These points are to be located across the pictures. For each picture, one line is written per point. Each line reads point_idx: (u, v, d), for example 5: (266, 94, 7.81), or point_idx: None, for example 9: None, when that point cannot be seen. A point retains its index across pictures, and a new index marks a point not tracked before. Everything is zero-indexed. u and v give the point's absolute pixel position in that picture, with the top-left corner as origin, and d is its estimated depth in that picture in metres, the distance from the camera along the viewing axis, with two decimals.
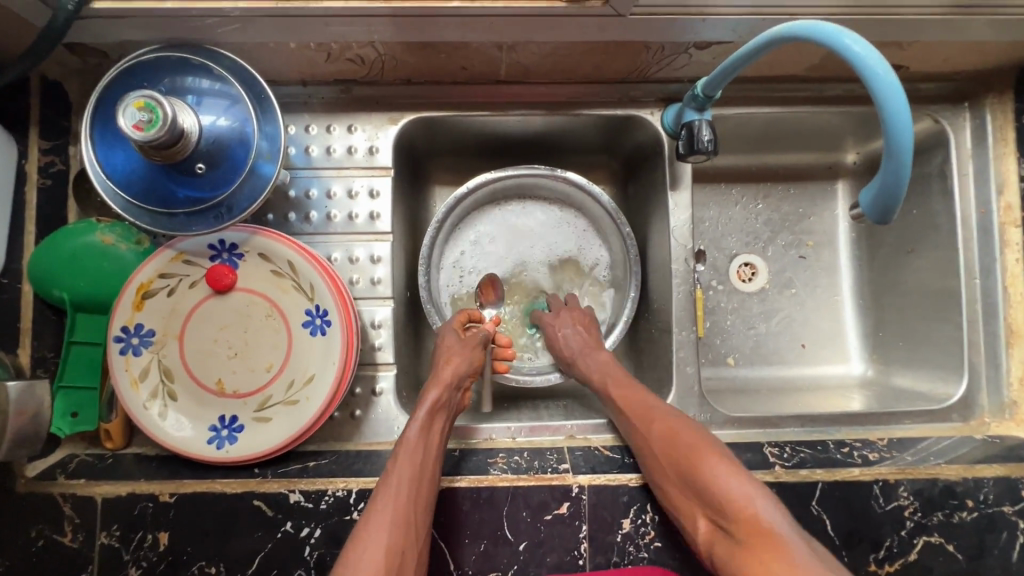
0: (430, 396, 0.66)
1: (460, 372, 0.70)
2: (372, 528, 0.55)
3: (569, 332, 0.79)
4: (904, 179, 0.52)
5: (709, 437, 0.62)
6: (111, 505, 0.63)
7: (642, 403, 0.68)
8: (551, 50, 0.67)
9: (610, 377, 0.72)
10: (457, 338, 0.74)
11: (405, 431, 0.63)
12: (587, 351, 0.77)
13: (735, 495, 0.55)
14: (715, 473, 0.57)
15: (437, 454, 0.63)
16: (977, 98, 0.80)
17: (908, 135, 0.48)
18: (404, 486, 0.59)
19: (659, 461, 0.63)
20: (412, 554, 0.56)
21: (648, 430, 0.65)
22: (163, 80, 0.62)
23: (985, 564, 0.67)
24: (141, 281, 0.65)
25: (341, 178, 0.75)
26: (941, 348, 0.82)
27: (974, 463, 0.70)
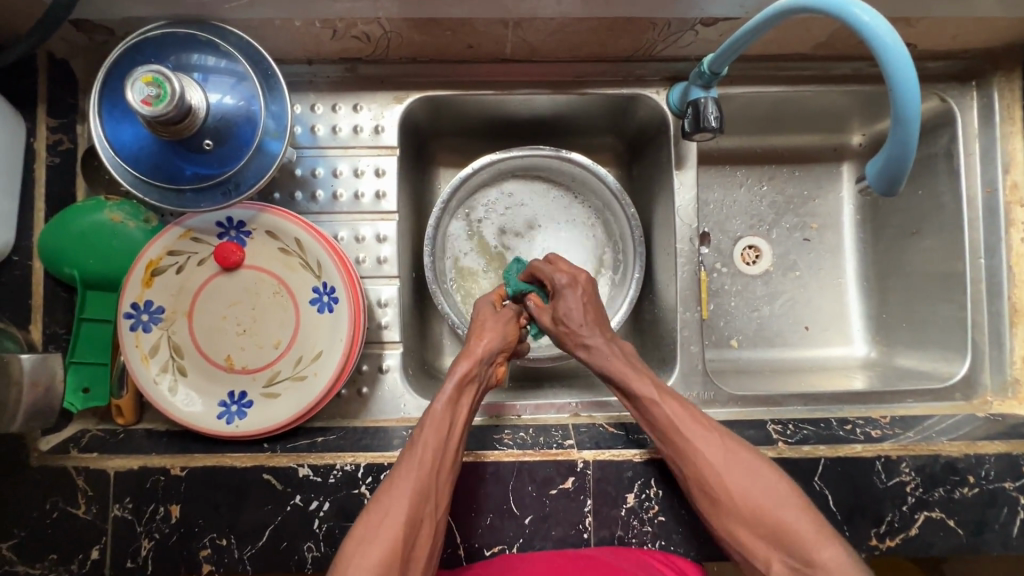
0: (461, 368, 0.63)
1: (494, 347, 0.66)
2: (394, 498, 0.54)
3: (572, 309, 0.68)
4: (912, 150, 0.52)
5: (783, 482, 0.58)
6: (123, 478, 0.64)
7: (696, 443, 0.60)
8: (557, 27, 0.67)
9: (658, 405, 0.62)
10: (492, 310, 0.71)
11: (433, 402, 0.61)
12: (591, 334, 0.67)
13: (836, 562, 0.52)
14: (810, 535, 0.54)
15: (462, 427, 0.62)
16: (985, 77, 0.79)
17: (917, 107, 0.48)
18: (427, 463, 0.57)
19: (734, 516, 0.58)
20: (428, 524, 0.56)
21: (713, 474, 0.59)
22: (170, 57, 0.63)
23: (985, 538, 0.68)
24: (150, 258, 0.66)
25: (348, 157, 0.76)
26: (945, 328, 0.82)
27: (976, 440, 0.71)
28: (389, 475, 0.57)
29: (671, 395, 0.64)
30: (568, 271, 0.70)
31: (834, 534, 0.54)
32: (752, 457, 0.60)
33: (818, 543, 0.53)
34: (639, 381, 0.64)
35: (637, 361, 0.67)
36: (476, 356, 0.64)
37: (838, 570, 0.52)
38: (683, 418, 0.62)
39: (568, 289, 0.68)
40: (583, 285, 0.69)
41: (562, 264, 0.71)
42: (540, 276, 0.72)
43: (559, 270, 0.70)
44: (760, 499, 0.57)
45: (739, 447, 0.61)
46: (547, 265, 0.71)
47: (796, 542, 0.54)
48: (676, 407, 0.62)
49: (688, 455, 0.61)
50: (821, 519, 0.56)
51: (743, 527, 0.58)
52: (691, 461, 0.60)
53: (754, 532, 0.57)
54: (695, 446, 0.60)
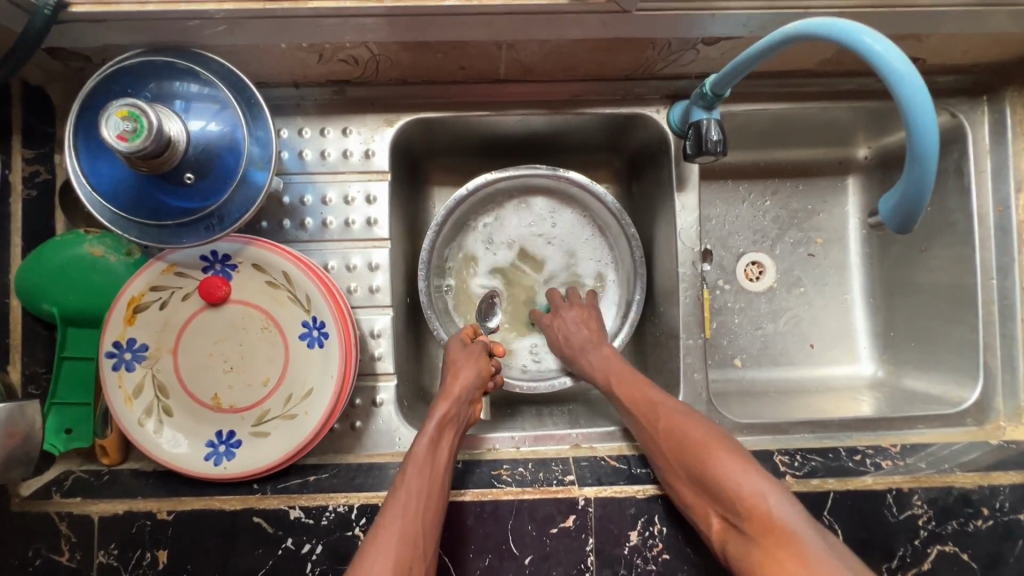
0: (441, 409, 0.64)
1: (468, 386, 0.68)
2: (378, 544, 0.53)
3: (572, 321, 0.78)
4: (928, 187, 0.49)
5: (730, 440, 0.59)
6: (108, 524, 0.62)
7: (655, 410, 0.65)
8: (553, 48, 0.64)
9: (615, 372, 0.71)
10: (462, 347, 0.73)
11: (414, 445, 0.61)
12: (587, 347, 0.75)
13: (753, 497, 0.52)
14: (734, 473, 0.54)
15: (445, 469, 0.61)
16: (996, 91, 0.76)
17: (934, 142, 0.45)
18: (413, 502, 0.56)
19: (676, 468, 0.60)
20: (419, 571, 0.53)
21: (664, 435, 0.63)
22: (147, 86, 0.60)
23: (1000, 573, 0.66)
24: (132, 294, 0.63)
25: (337, 183, 0.73)
26: (955, 349, 0.80)
27: (990, 470, 0.68)
28: (375, 522, 0.55)
29: (642, 381, 0.69)
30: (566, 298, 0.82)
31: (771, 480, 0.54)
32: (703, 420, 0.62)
33: (737, 473, 0.54)
34: (618, 371, 0.72)
35: (630, 369, 0.72)
36: (454, 397, 0.66)
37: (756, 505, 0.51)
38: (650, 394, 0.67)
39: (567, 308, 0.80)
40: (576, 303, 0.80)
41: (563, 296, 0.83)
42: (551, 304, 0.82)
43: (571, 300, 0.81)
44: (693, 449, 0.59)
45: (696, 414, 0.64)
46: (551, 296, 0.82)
47: (718, 480, 0.55)
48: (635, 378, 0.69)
49: (648, 422, 0.65)
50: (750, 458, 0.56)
51: (685, 480, 0.60)
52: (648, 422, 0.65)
53: (700, 488, 0.58)
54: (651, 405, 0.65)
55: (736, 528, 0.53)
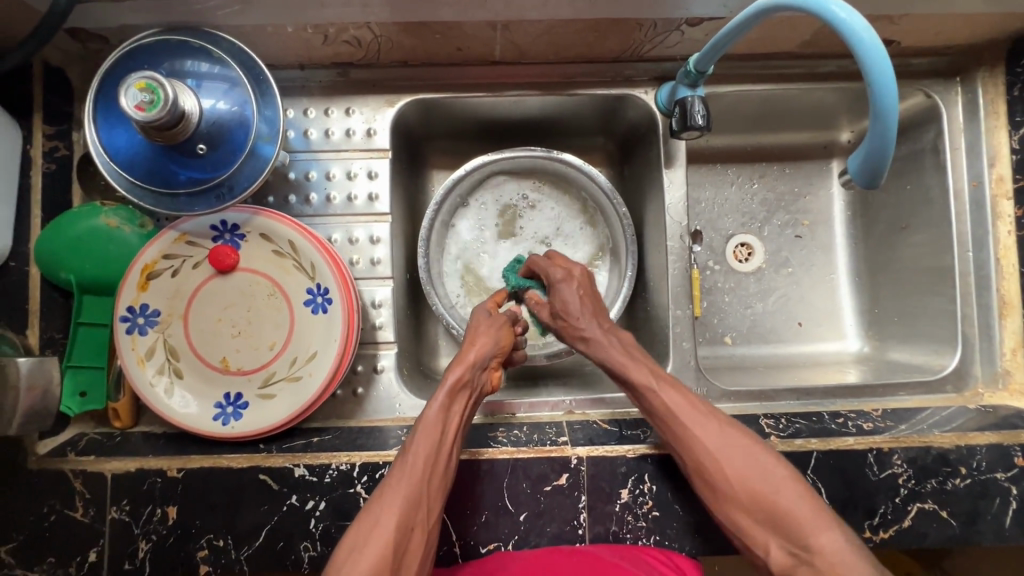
0: (455, 371, 0.64)
1: (484, 353, 0.67)
2: (383, 506, 0.54)
3: (573, 300, 0.70)
4: (891, 142, 0.53)
5: (781, 468, 0.57)
6: (120, 481, 0.64)
7: (691, 428, 0.61)
8: (545, 29, 0.68)
9: (655, 392, 0.64)
10: (488, 318, 0.72)
11: (425, 410, 0.61)
12: (585, 319, 0.69)
13: (824, 542, 0.51)
14: (806, 521, 0.53)
15: (455, 433, 0.62)
16: (969, 73, 0.80)
17: (893, 101, 0.49)
18: (418, 469, 0.57)
19: (730, 500, 0.58)
20: (420, 531, 0.55)
21: (708, 460, 0.59)
22: (163, 63, 0.63)
23: (978, 530, 0.68)
24: (146, 261, 0.67)
25: (340, 160, 0.76)
26: (935, 321, 0.83)
27: (967, 431, 0.71)
28: (382, 484, 0.57)
29: (679, 388, 0.64)
30: (563, 267, 0.72)
31: (830, 518, 0.53)
32: (748, 444, 0.59)
33: (814, 527, 0.53)
34: (637, 367, 0.66)
35: (639, 353, 0.68)
36: (469, 362, 0.65)
37: (830, 552, 0.51)
38: (685, 410, 0.62)
39: (564, 283, 0.70)
40: (578, 279, 0.72)
41: (559, 260, 0.74)
42: (539, 269, 0.74)
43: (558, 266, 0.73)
44: (752, 486, 0.57)
45: (740, 432, 0.60)
46: (545, 261, 0.74)
47: (791, 526, 0.54)
48: (671, 394, 0.63)
49: (679, 436, 0.62)
50: (818, 501, 0.55)
51: (738, 510, 0.57)
52: (687, 447, 0.61)
53: (753, 518, 0.57)
54: (689, 430, 0.61)
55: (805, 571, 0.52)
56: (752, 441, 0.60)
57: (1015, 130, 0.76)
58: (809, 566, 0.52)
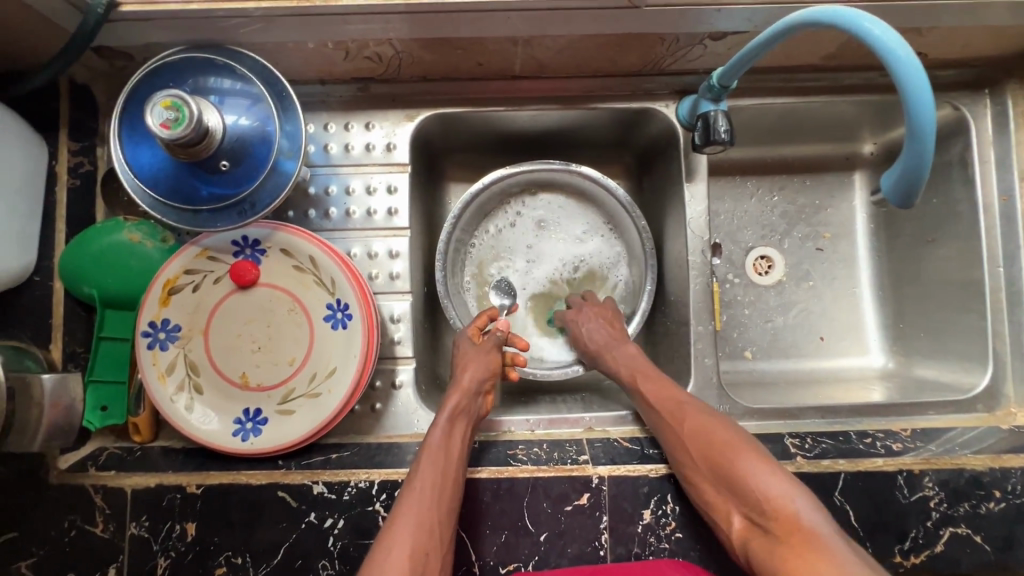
0: (453, 400, 0.66)
1: (478, 378, 0.70)
2: (397, 529, 0.55)
3: (609, 332, 0.79)
4: (928, 161, 0.51)
5: (749, 441, 0.61)
6: (140, 495, 0.64)
7: (667, 403, 0.67)
8: (566, 44, 0.68)
9: (641, 379, 0.71)
10: (471, 344, 0.74)
11: (428, 436, 0.63)
12: (612, 344, 0.77)
13: (774, 497, 0.55)
14: (756, 473, 0.57)
15: (461, 458, 0.62)
16: (998, 85, 0.78)
17: (931, 118, 0.47)
18: (428, 493, 0.58)
19: (691, 462, 0.63)
20: (435, 560, 0.55)
21: (685, 439, 0.64)
22: (187, 80, 0.64)
23: (1014, 555, 0.66)
24: (167, 276, 0.67)
25: (360, 175, 0.76)
26: (963, 338, 0.81)
27: (1001, 454, 0.69)
28: (395, 511, 0.57)
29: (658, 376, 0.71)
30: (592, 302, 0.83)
31: (794, 484, 0.55)
32: (726, 424, 0.63)
33: (761, 475, 0.57)
34: (627, 363, 0.74)
35: (657, 373, 0.72)
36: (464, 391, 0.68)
37: (780, 506, 0.54)
38: (676, 405, 0.66)
39: (587, 311, 0.81)
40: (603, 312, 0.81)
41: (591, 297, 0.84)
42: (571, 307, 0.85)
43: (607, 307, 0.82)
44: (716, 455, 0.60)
45: (706, 408, 0.66)
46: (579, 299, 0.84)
47: (740, 480, 0.58)
48: (655, 379, 0.71)
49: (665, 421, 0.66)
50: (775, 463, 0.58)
51: (699, 473, 0.62)
52: (662, 420, 0.67)
53: (711, 480, 0.60)
54: (666, 407, 0.67)
55: (757, 525, 0.55)
56: (726, 421, 0.64)
57: None
58: (760, 518, 0.55)
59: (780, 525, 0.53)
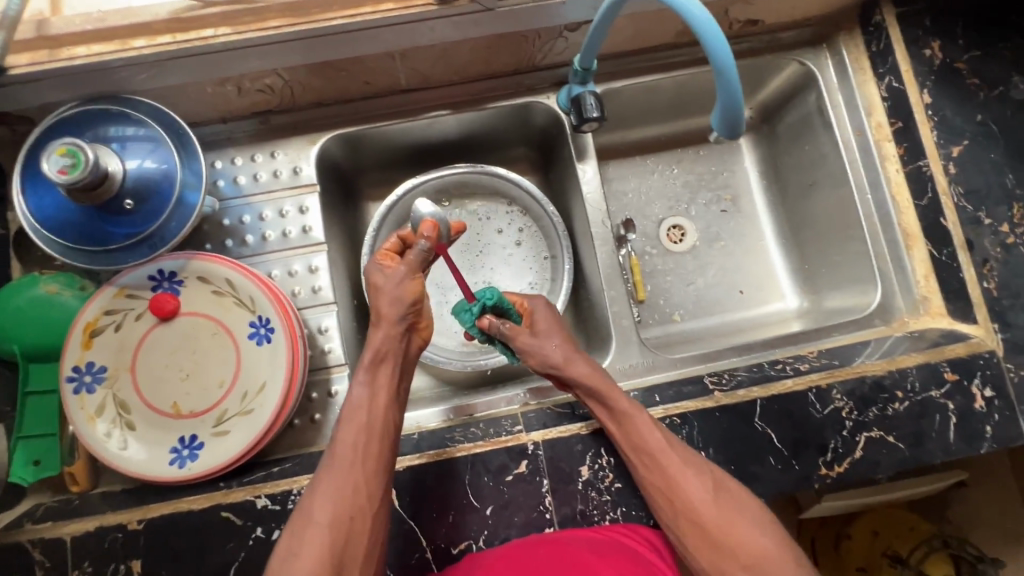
0: (374, 342, 0.67)
1: (398, 309, 0.68)
2: (316, 498, 0.59)
3: (547, 324, 0.76)
4: (739, 93, 0.56)
5: (733, 485, 0.63)
6: (80, 542, 0.64)
7: (679, 472, 0.63)
8: (440, 52, 0.75)
9: (646, 434, 0.65)
10: (385, 275, 0.69)
11: (350, 403, 0.65)
12: (573, 356, 0.72)
13: (759, 542, 0.59)
14: (781, 566, 0.58)
15: (382, 415, 0.64)
16: (832, 39, 0.89)
17: (726, 54, 0.54)
18: (346, 458, 0.61)
19: (714, 550, 0.60)
20: (360, 520, 0.59)
21: (678, 488, 0.63)
22: (86, 131, 0.68)
23: (926, 449, 0.71)
24: (87, 320, 0.68)
25: (272, 201, 0.80)
26: (854, 263, 0.88)
27: (897, 356, 0.75)
28: (314, 478, 0.61)
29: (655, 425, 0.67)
30: (545, 327, 0.75)
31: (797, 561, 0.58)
32: (705, 463, 0.65)
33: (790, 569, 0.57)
34: (612, 400, 0.68)
35: (606, 384, 0.69)
36: (384, 332, 0.67)
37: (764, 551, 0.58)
38: (666, 445, 0.65)
39: (544, 309, 0.77)
40: (547, 327, 0.76)
41: (538, 321, 0.76)
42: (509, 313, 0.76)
43: (543, 323, 0.76)
44: (701, 498, 0.62)
45: (709, 477, 0.63)
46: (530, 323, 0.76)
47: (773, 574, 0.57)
48: (661, 438, 0.65)
49: (644, 459, 0.65)
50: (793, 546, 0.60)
51: (724, 561, 0.60)
52: (674, 489, 0.63)
53: (741, 567, 0.59)
54: (679, 479, 0.63)
55: None
56: (735, 491, 0.63)
57: (881, 82, 0.84)
58: None
59: (769, 567, 0.58)
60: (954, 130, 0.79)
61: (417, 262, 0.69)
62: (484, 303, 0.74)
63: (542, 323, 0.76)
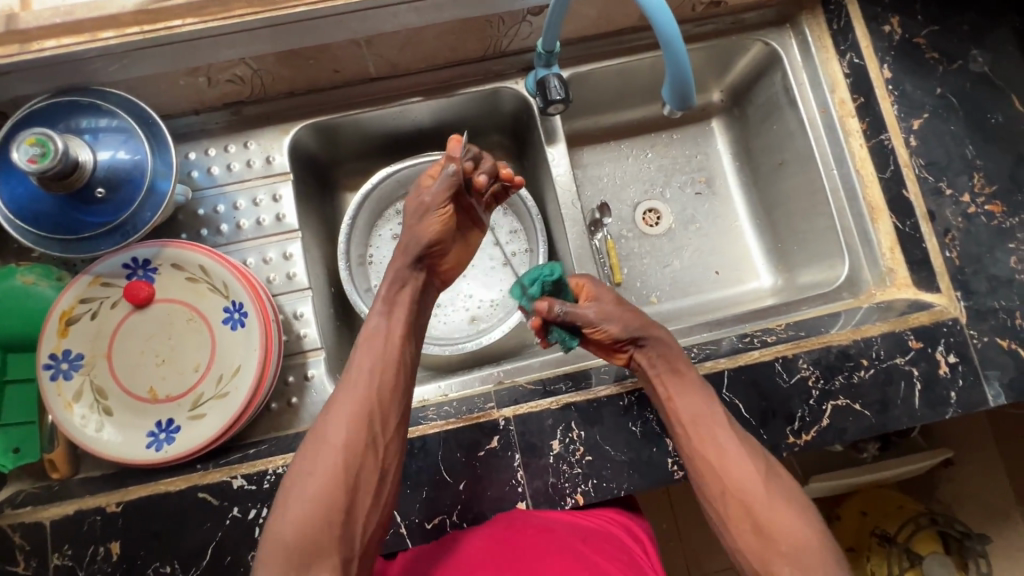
0: (390, 272, 0.72)
1: (416, 242, 0.71)
2: (332, 419, 0.65)
3: (608, 299, 0.75)
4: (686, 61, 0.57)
5: (784, 475, 0.68)
6: (59, 526, 0.65)
7: (736, 457, 0.67)
8: (406, 38, 0.76)
9: (710, 414, 0.68)
10: (412, 208, 0.71)
11: (365, 332, 0.70)
12: (642, 330, 0.72)
13: (799, 530, 0.65)
14: (815, 553, 0.63)
15: (396, 346, 0.70)
16: (795, 19, 0.90)
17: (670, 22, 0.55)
18: (360, 384, 0.67)
19: (755, 531, 0.66)
20: (373, 445, 0.64)
21: (730, 471, 0.67)
22: (59, 123, 0.69)
23: (892, 416, 0.72)
24: (63, 308, 0.70)
25: (246, 190, 0.82)
26: (822, 238, 0.89)
27: (863, 326, 0.76)
28: (331, 399, 0.67)
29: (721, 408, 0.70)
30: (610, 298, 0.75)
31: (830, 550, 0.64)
32: (762, 452, 0.69)
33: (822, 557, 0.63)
34: (680, 378, 0.70)
35: (671, 356, 0.71)
36: (399, 263, 0.72)
37: (790, 531, 0.65)
38: (729, 428, 0.68)
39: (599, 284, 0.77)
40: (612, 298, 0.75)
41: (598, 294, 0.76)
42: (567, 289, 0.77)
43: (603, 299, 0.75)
44: (752, 483, 0.67)
45: (763, 466, 0.68)
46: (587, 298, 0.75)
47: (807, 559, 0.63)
48: (723, 421, 0.69)
49: (703, 437, 0.68)
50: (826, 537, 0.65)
51: (762, 542, 0.65)
52: (727, 472, 0.67)
53: (777, 549, 0.64)
54: (733, 462, 0.67)
55: None
56: (782, 483, 0.68)
57: (843, 59, 0.86)
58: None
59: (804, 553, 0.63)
60: (914, 104, 0.81)
61: (444, 191, 0.69)
62: (543, 281, 0.75)
63: (605, 300, 0.75)
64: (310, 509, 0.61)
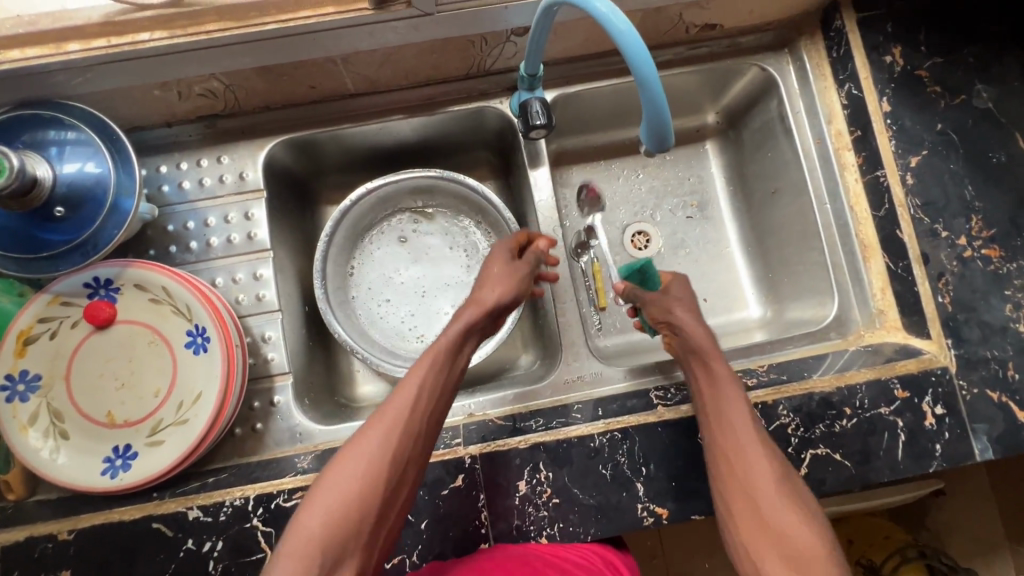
0: (477, 301, 0.71)
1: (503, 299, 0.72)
2: (387, 420, 0.58)
3: (681, 295, 0.78)
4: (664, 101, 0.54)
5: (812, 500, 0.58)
6: (9, 552, 0.63)
7: (761, 461, 0.60)
8: (384, 57, 0.73)
9: (749, 416, 0.64)
10: (506, 259, 0.75)
11: (438, 342, 0.66)
12: (713, 338, 0.71)
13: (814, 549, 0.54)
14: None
15: (457, 372, 0.66)
16: (794, 43, 0.87)
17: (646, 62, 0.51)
18: (426, 396, 0.61)
19: (766, 545, 0.56)
20: (413, 463, 0.59)
21: (748, 472, 0.60)
22: (18, 136, 0.67)
23: (873, 467, 0.69)
24: (20, 327, 0.68)
25: (218, 207, 0.80)
26: (813, 273, 0.86)
27: (848, 372, 0.73)
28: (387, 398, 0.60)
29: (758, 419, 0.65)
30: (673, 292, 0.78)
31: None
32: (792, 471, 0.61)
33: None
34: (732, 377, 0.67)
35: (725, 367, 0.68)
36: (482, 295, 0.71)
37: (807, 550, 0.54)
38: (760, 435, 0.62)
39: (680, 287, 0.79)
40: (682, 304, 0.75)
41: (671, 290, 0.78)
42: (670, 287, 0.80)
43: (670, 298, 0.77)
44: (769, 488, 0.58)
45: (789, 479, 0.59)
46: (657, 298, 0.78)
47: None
48: (758, 427, 0.63)
49: (731, 437, 0.62)
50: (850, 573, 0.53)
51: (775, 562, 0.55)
52: (744, 474, 0.60)
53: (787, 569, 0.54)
54: (755, 463, 0.60)
55: None
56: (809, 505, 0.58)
57: (841, 88, 0.82)
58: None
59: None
60: (913, 140, 0.77)
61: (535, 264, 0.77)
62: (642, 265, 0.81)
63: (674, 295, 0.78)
64: (343, 512, 0.53)
